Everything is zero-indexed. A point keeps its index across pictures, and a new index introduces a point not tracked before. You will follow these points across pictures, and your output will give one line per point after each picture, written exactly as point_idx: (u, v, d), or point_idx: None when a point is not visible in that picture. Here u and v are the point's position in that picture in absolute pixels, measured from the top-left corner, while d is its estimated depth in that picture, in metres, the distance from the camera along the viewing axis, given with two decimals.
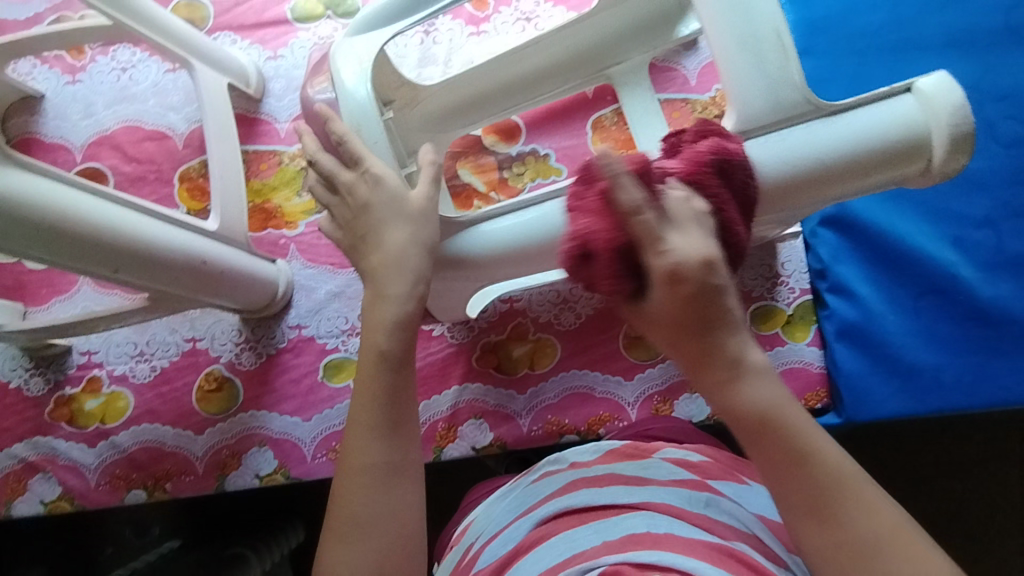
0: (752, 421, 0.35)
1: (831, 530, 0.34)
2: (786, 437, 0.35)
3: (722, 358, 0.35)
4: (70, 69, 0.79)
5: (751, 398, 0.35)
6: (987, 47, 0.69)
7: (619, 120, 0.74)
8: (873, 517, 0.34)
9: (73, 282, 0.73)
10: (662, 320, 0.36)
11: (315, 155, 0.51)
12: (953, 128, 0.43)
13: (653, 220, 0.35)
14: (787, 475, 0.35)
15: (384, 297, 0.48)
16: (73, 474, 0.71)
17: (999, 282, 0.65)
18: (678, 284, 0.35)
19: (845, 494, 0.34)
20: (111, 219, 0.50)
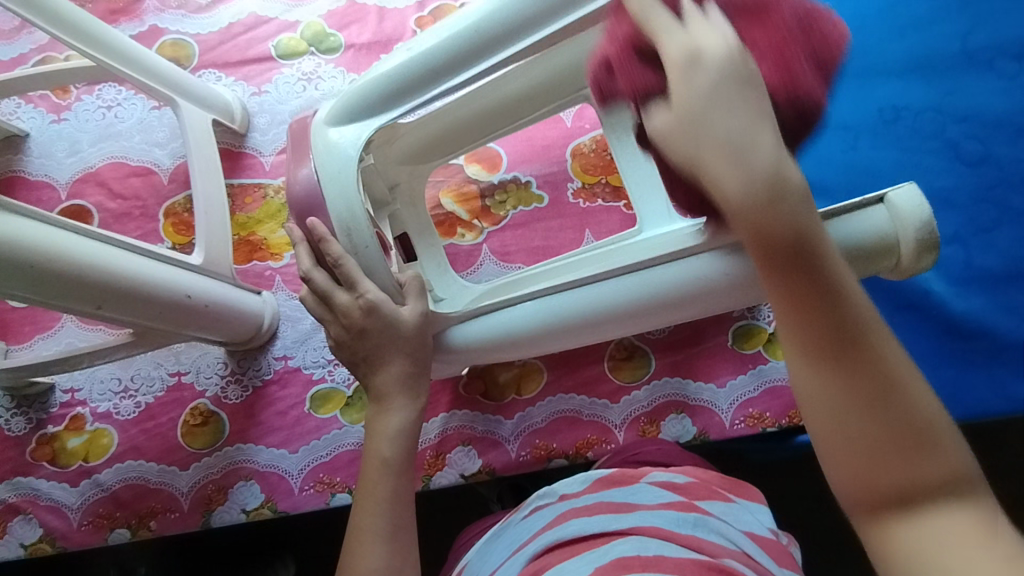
0: (763, 204, 0.35)
1: (825, 340, 0.34)
2: (807, 249, 0.35)
3: (767, 176, 0.35)
4: (56, 108, 0.79)
5: (789, 227, 0.35)
6: (947, 71, 0.72)
7: (597, 146, 0.76)
8: (867, 332, 0.34)
9: (56, 319, 0.73)
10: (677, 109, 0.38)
11: (312, 273, 0.53)
12: (920, 239, 0.48)
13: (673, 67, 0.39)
14: (814, 322, 0.34)
15: (385, 409, 0.54)
16: (54, 514, 0.69)
17: (971, 296, 0.67)
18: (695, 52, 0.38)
19: (883, 366, 0.33)
20: (94, 256, 0.50)
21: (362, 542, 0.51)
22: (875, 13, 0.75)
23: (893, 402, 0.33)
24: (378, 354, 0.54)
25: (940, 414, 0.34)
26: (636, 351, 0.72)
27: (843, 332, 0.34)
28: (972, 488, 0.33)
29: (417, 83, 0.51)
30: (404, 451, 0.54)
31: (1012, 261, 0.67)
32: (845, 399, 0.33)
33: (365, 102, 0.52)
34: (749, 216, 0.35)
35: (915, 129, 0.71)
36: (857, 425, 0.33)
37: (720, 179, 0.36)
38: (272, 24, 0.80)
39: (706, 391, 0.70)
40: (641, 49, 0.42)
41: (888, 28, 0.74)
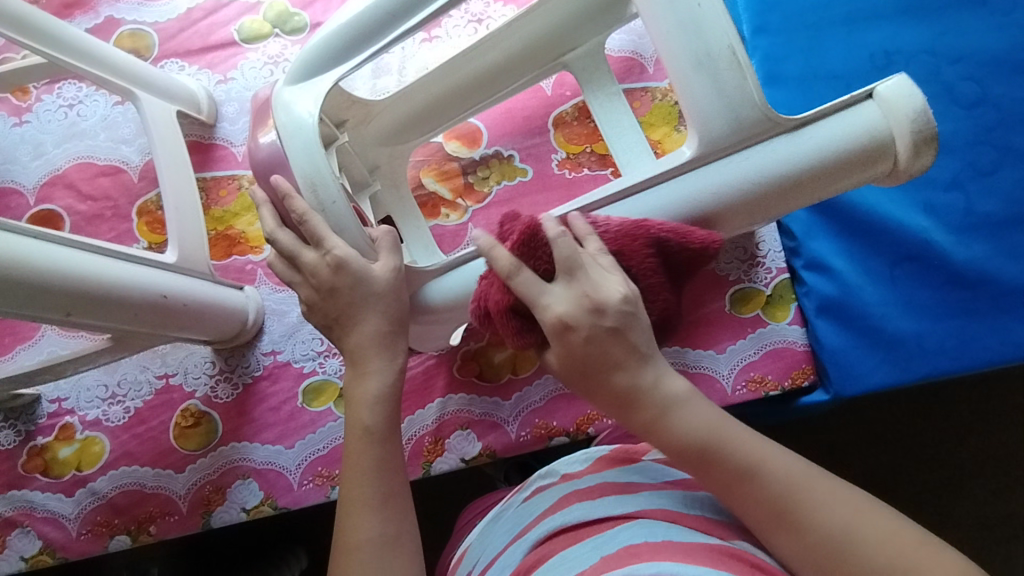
0: (693, 451, 0.42)
1: (724, 482, 0.42)
2: (726, 460, 0.42)
3: (637, 392, 0.43)
4: (16, 110, 0.76)
5: (689, 425, 0.42)
6: (938, 10, 0.69)
7: (580, 114, 0.73)
8: (780, 476, 0.41)
9: (36, 328, 0.71)
10: (574, 362, 0.43)
11: (277, 232, 0.52)
12: (916, 132, 0.44)
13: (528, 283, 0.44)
14: (744, 493, 0.41)
15: (364, 373, 0.52)
16: (52, 525, 0.68)
17: (973, 244, 0.65)
18: (569, 330, 0.43)
19: (798, 493, 0.41)
20: (56, 260, 0.48)
21: (352, 512, 0.49)
22: None
23: (808, 534, 0.40)
24: (351, 312, 0.51)
25: (840, 514, 0.40)
26: None
27: (733, 472, 0.41)
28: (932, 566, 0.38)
29: (380, 26, 0.50)
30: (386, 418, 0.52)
31: (1013, 205, 0.65)
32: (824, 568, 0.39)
33: (324, 53, 0.50)
34: (648, 425, 0.43)
35: (908, 74, 0.69)
36: (808, 553, 0.40)
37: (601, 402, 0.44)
38: (233, 6, 0.76)
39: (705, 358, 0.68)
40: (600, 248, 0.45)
41: None
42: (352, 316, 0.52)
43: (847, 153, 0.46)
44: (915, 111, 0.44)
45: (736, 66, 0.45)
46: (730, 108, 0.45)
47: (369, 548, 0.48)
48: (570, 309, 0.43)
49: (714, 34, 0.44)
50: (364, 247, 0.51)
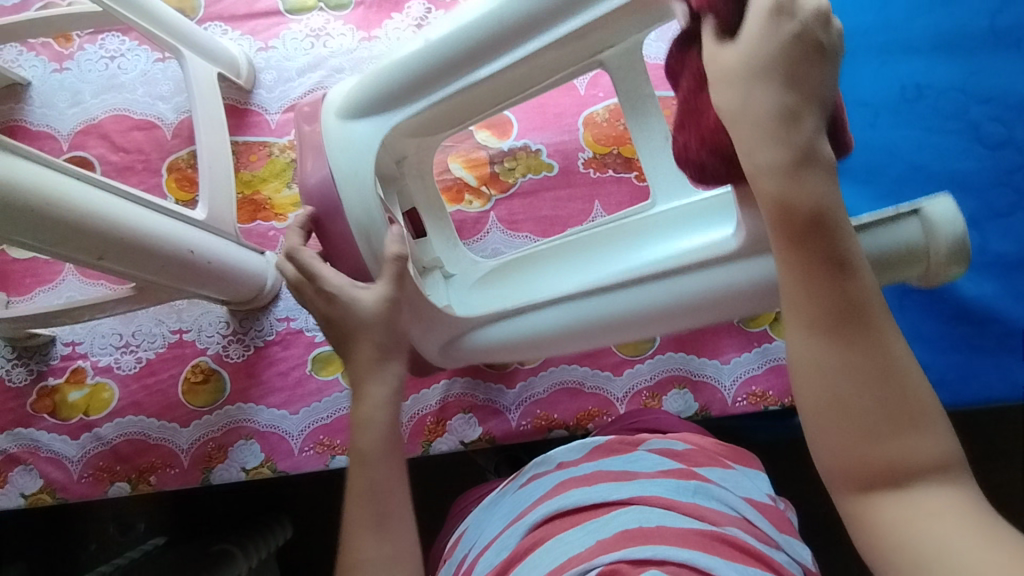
0: (798, 219, 0.36)
1: (810, 260, 0.36)
2: (827, 240, 0.36)
3: (797, 144, 0.36)
4: (58, 56, 0.78)
5: (814, 194, 0.36)
6: (973, 49, 0.70)
7: (610, 116, 0.75)
8: (858, 281, 0.36)
9: (57, 272, 0.72)
10: (742, 63, 0.38)
11: (297, 251, 0.54)
12: (951, 245, 0.50)
13: None
14: (823, 272, 0.36)
15: (363, 395, 0.51)
16: (54, 466, 0.70)
17: (984, 282, 0.67)
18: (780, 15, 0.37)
19: (871, 315, 0.36)
20: (94, 203, 0.49)
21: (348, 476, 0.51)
22: None
23: (851, 318, 0.36)
24: (343, 341, 0.53)
25: (911, 366, 0.36)
26: None
27: (830, 256, 0.36)
28: (926, 437, 0.35)
29: (440, 76, 0.52)
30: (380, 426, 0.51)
31: None
32: (820, 319, 0.36)
33: (383, 87, 0.53)
34: (767, 168, 0.37)
35: (936, 109, 0.70)
36: (847, 356, 0.35)
37: (760, 166, 0.37)
38: None
39: (709, 367, 0.69)
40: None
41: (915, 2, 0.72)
42: (344, 330, 0.52)
43: (891, 256, 0.50)
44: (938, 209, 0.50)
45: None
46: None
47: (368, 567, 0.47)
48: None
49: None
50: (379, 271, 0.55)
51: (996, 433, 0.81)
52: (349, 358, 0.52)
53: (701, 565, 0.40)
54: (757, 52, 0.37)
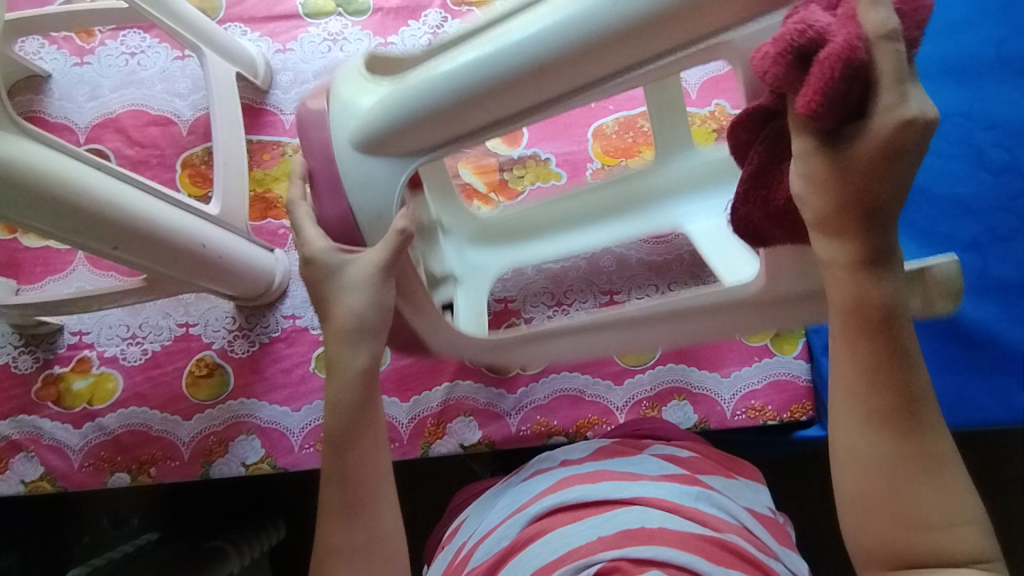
0: (869, 312, 0.37)
1: (877, 356, 0.37)
2: (892, 334, 0.37)
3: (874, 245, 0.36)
4: (79, 51, 0.79)
5: (883, 296, 0.37)
6: (977, 76, 0.71)
7: (620, 129, 0.76)
8: (913, 380, 0.37)
9: (69, 261, 0.73)
10: (853, 172, 0.34)
11: (296, 203, 0.54)
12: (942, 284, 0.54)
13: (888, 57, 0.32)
14: (885, 367, 0.37)
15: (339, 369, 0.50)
16: (56, 454, 0.70)
17: (984, 305, 0.67)
18: (898, 143, 0.33)
19: (925, 408, 0.37)
20: (112, 193, 0.50)
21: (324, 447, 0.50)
22: None
23: (905, 417, 0.37)
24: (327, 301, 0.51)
25: (951, 452, 0.38)
26: None
27: (896, 353, 0.37)
28: (965, 534, 0.37)
29: (464, 109, 0.46)
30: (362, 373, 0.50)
31: None
32: (879, 410, 0.37)
33: (404, 117, 0.47)
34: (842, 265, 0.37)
35: (941, 133, 0.71)
36: (899, 447, 0.37)
37: (834, 262, 0.37)
38: None
39: (709, 379, 0.70)
40: (858, 72, 0.32)
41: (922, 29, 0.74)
42: (330, 285, 0.51)
43: None
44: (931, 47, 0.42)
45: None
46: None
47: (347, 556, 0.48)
48: (905, 120, 0.32)
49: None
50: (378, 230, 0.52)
51: (991, 457, 0.82)
52: (329, 316, 0.51)
53: (700, 570, 0.41)
54: (873, 167, 0.34)
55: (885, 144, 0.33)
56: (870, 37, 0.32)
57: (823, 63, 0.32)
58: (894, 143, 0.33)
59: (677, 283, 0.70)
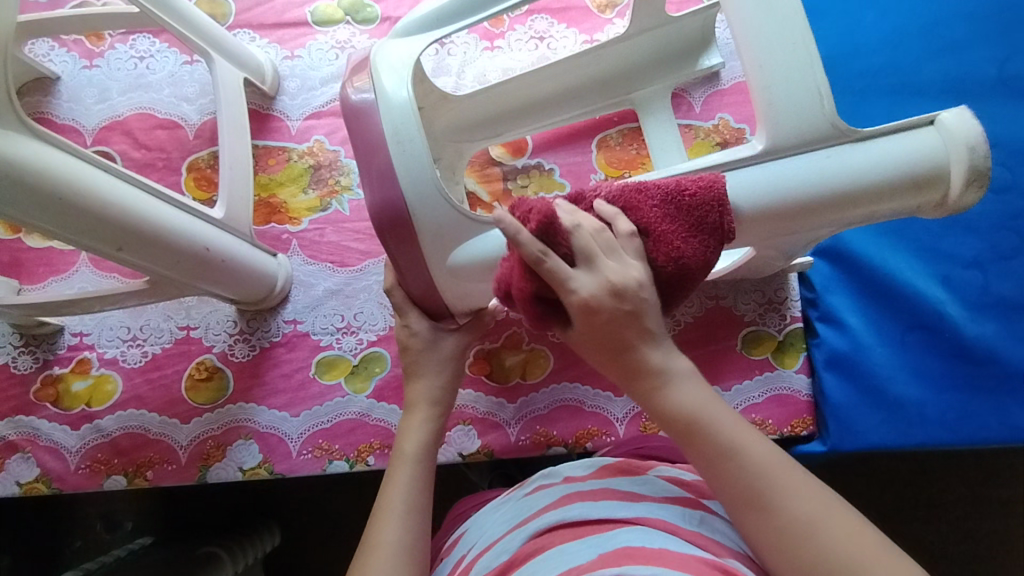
0: (679, 424, 0.44)
1: (706, 462, 0.43)
2: (705, 437, 0.43)
3: (646, 368, 0.45)
4: (88, 54, 0.80)
5: (679, 404, 0.44)
6: (981, 95, 0.72)
7: (624, 140, 0.76)
8: (749, 457, 0.42)
9: (71, 262, 0.73)
10: (592, 342, 0.46)
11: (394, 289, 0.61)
12: (973, 164, 0.45)
13: (554, 261, 0.43)
14: (720, 472, 0.43)
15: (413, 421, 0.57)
16: (52, 455, 0.70)
17: (984, 322, 0.67)
18: (590, 313, 0.44)
19: (767, 482, 0.41)
20: (117, 195, 0.50)
21: (382, 518, 0.50)
22: (911, 36, 0.74)
23: (754, 511, 0.41)
24: (413, 371, 0.61)
25: (801, 503, 0.41)
26: None
27: (715, 450, 0.43)
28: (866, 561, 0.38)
29: None
30: (421, 445, 0.55)
31: None
32: (738, 501, 0.42)
33: (497, 260, 0.52)
34: (659, 395, 0.45)
35: None
36: (763, 531, 0.41)
37: (636, 395, 0.46)
38: None
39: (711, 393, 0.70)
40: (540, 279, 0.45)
41: (925, 47, 0.74)
42: (419, 364, 0.60)
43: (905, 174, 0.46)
44: (975, 140, 0.45)
45: (815, 96, 0.46)
46: (803, 125, 0.46)
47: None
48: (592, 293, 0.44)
49: (800, 80, 0.46)
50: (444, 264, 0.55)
51: (990, 475, 0.82)
52: (415, 377, 0.60)
53: None
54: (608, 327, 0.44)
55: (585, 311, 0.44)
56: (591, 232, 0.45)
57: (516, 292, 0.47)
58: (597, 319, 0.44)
59: None
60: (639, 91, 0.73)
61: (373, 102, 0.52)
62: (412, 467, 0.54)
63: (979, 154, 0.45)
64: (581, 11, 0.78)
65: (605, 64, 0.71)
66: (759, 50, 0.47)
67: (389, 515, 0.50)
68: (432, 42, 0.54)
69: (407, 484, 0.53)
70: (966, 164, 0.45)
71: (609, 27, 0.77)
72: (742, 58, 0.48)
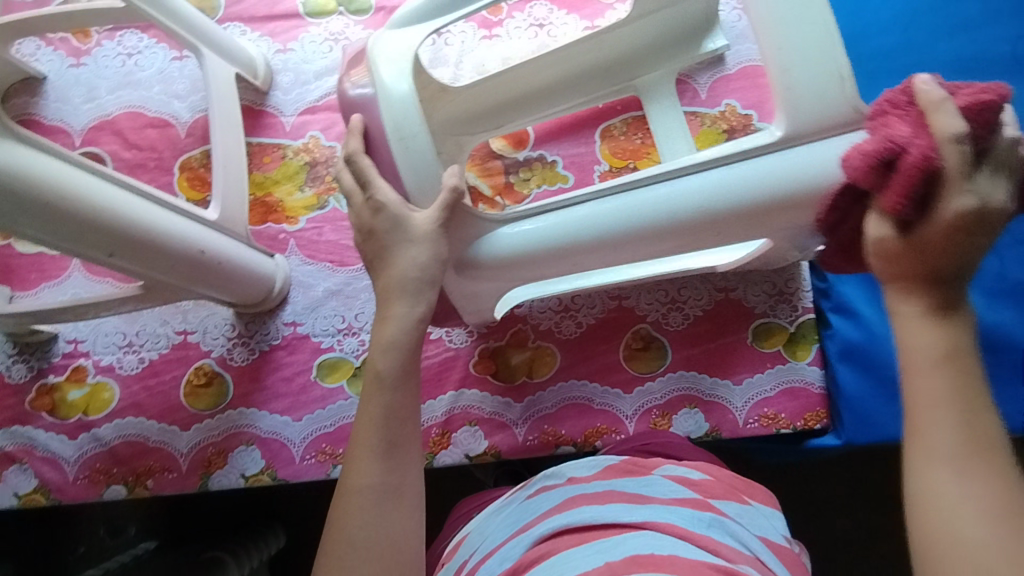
0: (931, 355, 0.36)
1: (951, 393, 0.35)
2: (964, 374, 0.35)
3: (943, 289, 0.37)
4: (75, 51, 0.77)
5: (930, 340, 0.36)
6: (995, 74, 0.69)
7: (628, 130, 0.74)
8: (983, 415, 0.34)
9: (64, 268, 0.71)
10: (933, 243, 0.36)
11: (357, 155, 0.50)
12: None
13: (955, 160, 0.35)
14: (945, 413, 0.34)
15: (385, 319, 0.49)
16: (50, 466, 0.68)
17: (1004, 309, 0.65)
18: (963, 224, 0.35)
19: (984, 442, 0.34)
20: (105, 199, 0.48)
21: (358, 455, 0.46)
22: (922, 15, 0.72)
23: (926, 460, 0.34)
24: (383, 256, 0.50)
25: (956, 473, 0.33)
26: (653, 342, 0.70)
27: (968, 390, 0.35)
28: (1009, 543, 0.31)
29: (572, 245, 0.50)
30: (401, 364, 0.48)
31: None
32: (954, 448, 0.34)
33: (523, 254, 0.51)
34: (912, 315, 0.37)
35: None
36: (954, 482, 0.33)
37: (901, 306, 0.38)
38: None
39: (721, 387, 0.68)
40: (934, 176, 0.36)
41: (937, 26, 0.72)
42: (388, 244, 0.49)
43: None
44: None
45: (836, 77, 0.44)
46: (825, 111, 0.44)
47: (370, 494, 0.45)
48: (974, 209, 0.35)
49: (821, 59, 0.44)
50: (424, 187, 0.49)
51: None
52: (385, 275, 0.50)
53: None
54: (936, 256, 0.36)
55: (956, 228, 0.36)
56: (937, 140, 0.36)
57: (903, 170, 0.36)
58: (961, 237, 0.36)
59: (684, 289, 0.71)
60: (641, 77, 0.71)
61: (373, 96, 0.49)
62: (390, 394, 0.47)
63: None
64: None
65: (606, 51, 0.69)
66: (776, 29, 0.44)
67: (365, 453, 0.46)
68: (430, 30, 0.51)
69: (382, 417, 0.47)
70: None
71: (610, 12, 0.75)
72: (758, 38, 0.45)
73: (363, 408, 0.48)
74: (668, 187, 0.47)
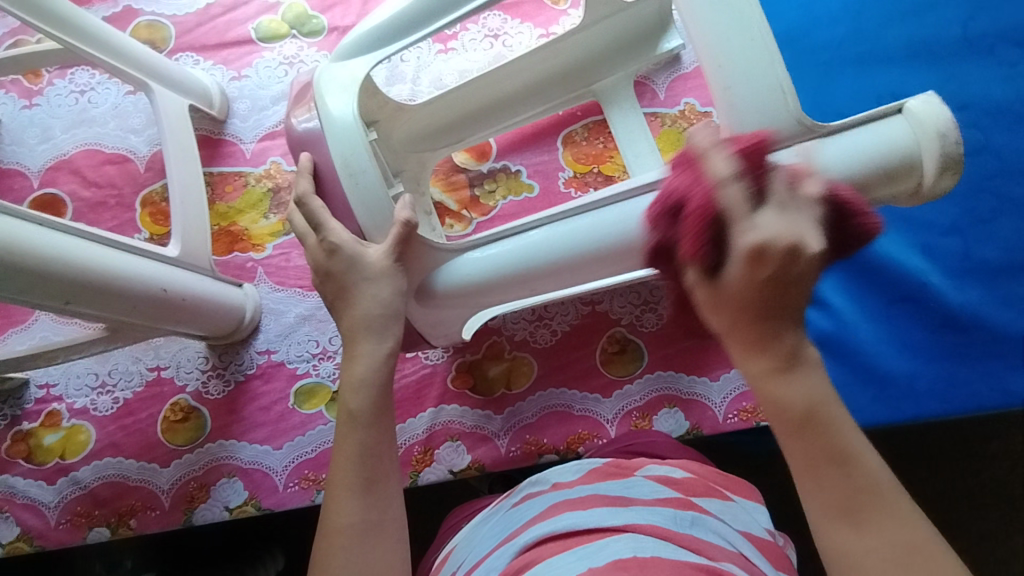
0: (792, 417, 0.33)
1: (813, 458, 0.33)
2: (826, 428, 0.33)
3: (783, 345, 0.33)
4: (27, 92, 0.76)
5: (792, 399, 0.33)
6: (947, 56, 0.70)
7: (590, 135, 0.74)
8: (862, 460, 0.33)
9: (30, 312, 0.71)
10: (736, 297, 0.32)
11: (308, 196, 0.50)
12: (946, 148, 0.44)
13: (735, 196, 0.32)
14: (824, 472, 0.33)
15: (354, 356, 0.49)
16: (31, 513, 0.68)
17: (968, 289, 0.66)
18: (762, 262, 0.31)
19: (868, 494, 0.33)
20: (56, 247, 0.48)
21: (336, 494, 0.46)
22: (871, 3, 0.73)
23: (838, 522, 0.33)
24: (343, 293, 0.50)
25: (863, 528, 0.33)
26: (629, 345, 0.70)
27: (830, 450, 0.33)
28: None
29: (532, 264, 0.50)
30: (372, 401, 0.48)
31: (1011, 253, 0.66)
32: (833, 506, 0.33)
33: (488, 276, 0.51)
34: (762, 376, 0.33)
35: None
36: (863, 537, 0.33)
37: (748, 366, 0.34)
38: (253, 6, 0.77)
39: (699, 384, 0.69)
40: (718, 222, 0.33)
41: (888, 12, 0.72)
42: (349, 280, 0.50)
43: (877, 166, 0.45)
44: (946, 127, 0.44)
45: (778, 91, 0.43)
46: (768, 121, 0.44)
47: (348, 534, 0.45)
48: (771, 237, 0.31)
49: (763, 72, 0.44)
50: (376, 220, 0.49)
51: None
52: (349, 308, 0.50)
53: None
54: (749, 294, 0.32)
55: (750, 268, 0.32)
56: (713, 185, 0.33)
57: (689, 216, 0.34)
58: (766, 277, 0.31)
59: (657, 290, 0.71)
60: (599, 82, 0.71)
61: (321, 130, 0.49)
62: (363, 432, 0.48)
63: (951, 142, 0.43)
64: (534, 4, 0.76)
65: (561, 59, 0.69)
66: (716, 46, 0.44)
67: (341, 491, 0.46)
68: (374, 55, 0.51)
69: (357, 453, 0.47)
70: (937, 153, 0.43)
71: (564, 19, 0.75)
72: (701, 55, 0.45)
73: (337, 447, 0.48)
74: (621, 207, 0.47)
